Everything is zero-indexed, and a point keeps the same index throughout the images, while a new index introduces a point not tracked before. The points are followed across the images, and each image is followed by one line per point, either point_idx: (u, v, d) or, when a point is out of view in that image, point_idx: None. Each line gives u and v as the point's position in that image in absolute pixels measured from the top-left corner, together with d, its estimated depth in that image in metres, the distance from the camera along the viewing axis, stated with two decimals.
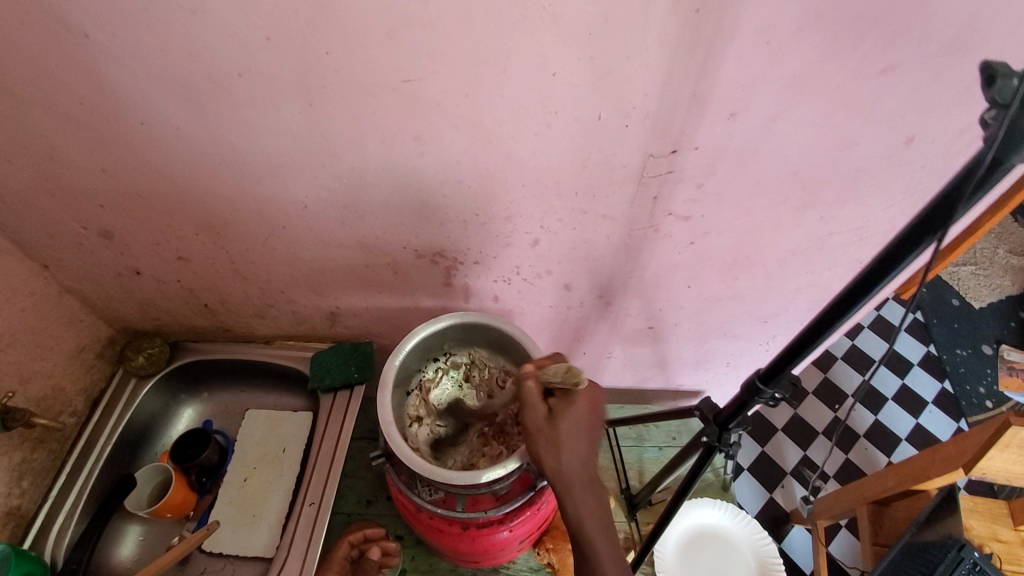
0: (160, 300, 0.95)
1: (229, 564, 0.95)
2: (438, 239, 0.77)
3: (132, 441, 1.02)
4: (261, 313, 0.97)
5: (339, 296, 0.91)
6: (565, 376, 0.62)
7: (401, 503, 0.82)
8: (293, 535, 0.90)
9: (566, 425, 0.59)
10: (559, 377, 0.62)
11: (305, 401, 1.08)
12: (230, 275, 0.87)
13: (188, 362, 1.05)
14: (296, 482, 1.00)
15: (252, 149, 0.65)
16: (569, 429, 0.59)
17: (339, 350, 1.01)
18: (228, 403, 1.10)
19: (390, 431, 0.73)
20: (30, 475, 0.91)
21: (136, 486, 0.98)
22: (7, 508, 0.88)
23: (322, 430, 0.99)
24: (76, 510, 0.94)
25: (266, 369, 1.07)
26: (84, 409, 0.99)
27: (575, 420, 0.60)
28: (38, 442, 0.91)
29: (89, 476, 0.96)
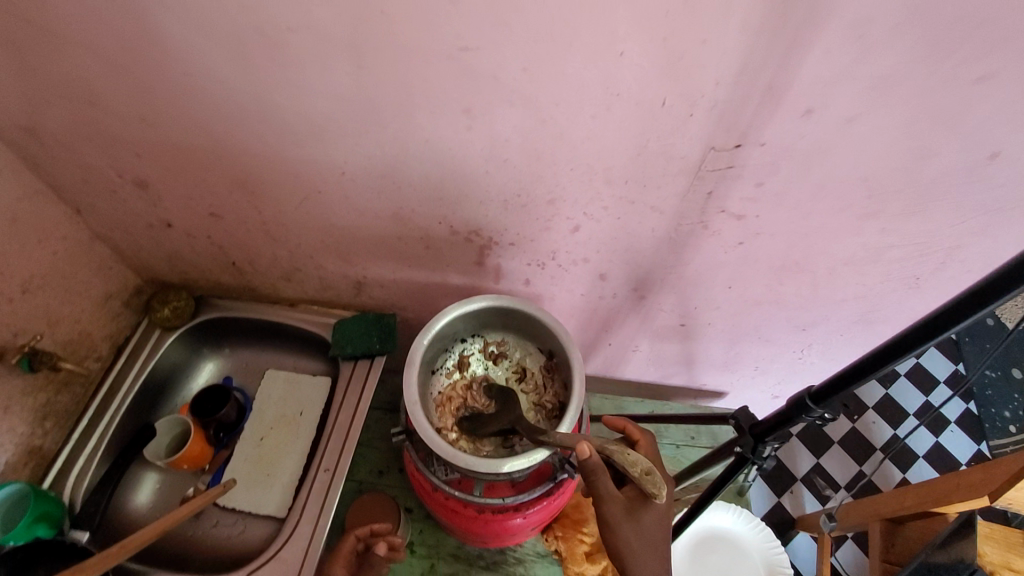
0: (189, 254, 0.94)
1: (241, 520, 0.96)
2: (476, 218, 0.74)
3: (152, 391, 1.03)
4: (288, 276, 0.96)
5: (367, 265, 0.89)
6: (643, 477, 0.56)
7: (416, 481, 0.82)
8: (305, 501, 0.90)
9: (649, 523, 0.57)
10: (638, 473, 0.56)
11: (324, 367, 1.08)
12: (260, 236, 0.86)
13: (211, 318, 1.05)
14: (310, 446, 1.01)
15: (295, 110, 0.62)
16: (652, 527, 0.57)
17: (362, 320, 1.00)
18: (249, 361, 1.11)
19: (415, 409, 0.71)
20: (52, 417, 0.92)
21: (154, 437, 0.99)
22: (29, 447, 0.88)
23: (340, 398, 0.98)
24: (96, 455, 0.95)
25: (287, 332, 1.06)
26: (108, 355, 1.00)
27: (655, 516, 0.57)
28: (62, 385, 0.92)
29: (110, 422, 0.97)
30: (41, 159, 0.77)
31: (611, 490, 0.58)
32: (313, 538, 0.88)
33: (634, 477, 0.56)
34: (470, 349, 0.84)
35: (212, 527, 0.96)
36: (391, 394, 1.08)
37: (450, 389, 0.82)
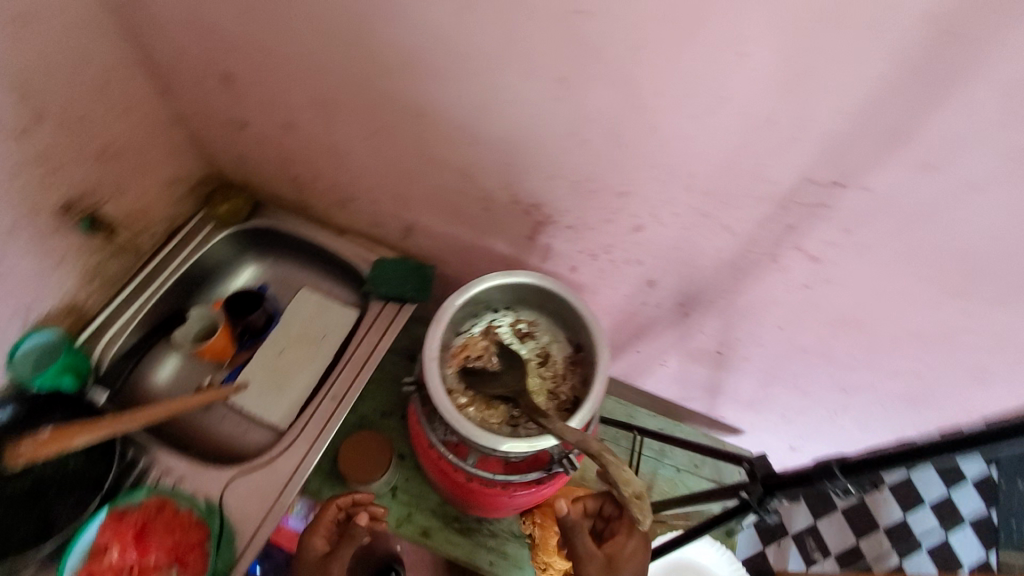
0: (256, 158, 0.95)
1: (245, 423, 1.00)
2: (540, 192, 0.72)
3: (193, 280, 1.05)
4: (343, 203, 0.97)
5: (421, 213, 0.88)
6: (633, 501, 0.54)
7: (414, 435, 0.82)
8: (307, 422, 0.91)
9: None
10: (629, 497, 0.54)
11: (355, 299, 1.09)
12: (327, 157, 0.86)
13: (262, 225, 1.07)
14: (324, 370, 1.01)
15: (391, 37, 0.61)
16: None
17: (401, 265, 1.00)
18: (286, 276, 1.12)
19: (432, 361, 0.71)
20: (99, 280, 0.94)
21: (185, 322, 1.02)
22: (72, 301, 0.91)
23: (362, 334, 1.00)
24: (129, 326, 0.97)
25: (329, 257, 1.07)
26: (162, 235, 1.03)
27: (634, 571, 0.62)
28: (114, 252, 0.94)
29: (149, 298, 0.99)
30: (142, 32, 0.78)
31: (590, 550, 0.62)
32: (306, 459, 0.88)
33: (624, 497, 0.54)
34: (503, 325, 0.83)
35: (217, 421, 1.00)
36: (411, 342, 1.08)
37: (474, 353, 0.79)
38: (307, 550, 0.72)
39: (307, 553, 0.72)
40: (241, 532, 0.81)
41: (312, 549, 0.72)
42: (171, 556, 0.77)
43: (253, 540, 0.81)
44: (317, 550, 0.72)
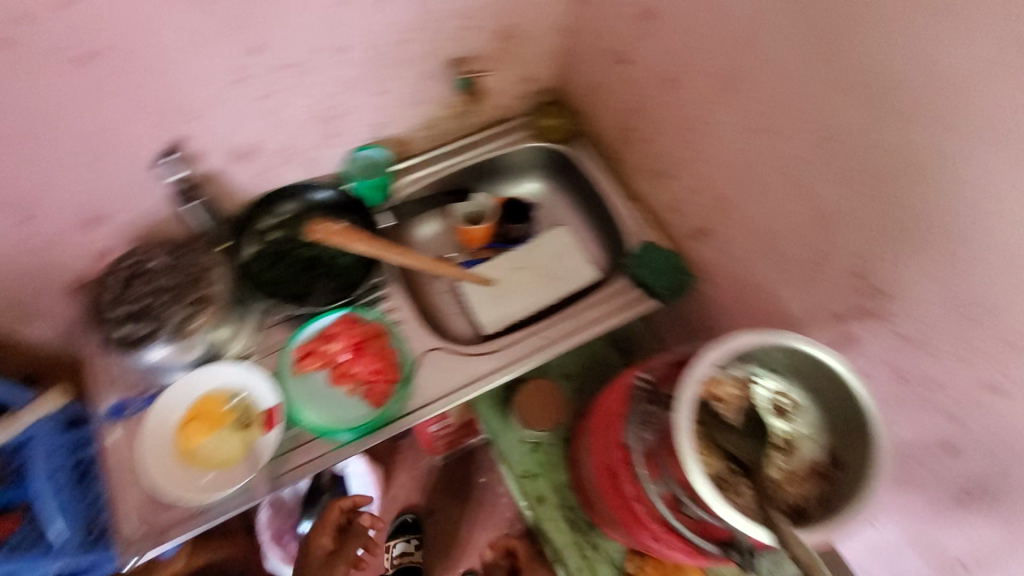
0: (610, 95, 0.96)
1: (457, 310, 1.06)
2: (900, 289, 0.60)
3: (486, 170, 1.11)
4: (658, 174, 0.94)
5: (734, 226, 0.82)
6: None
7: (602, 416, 0.76)
8: (513, 342, 0.92)
9: None
10: None
11: (603, 262, 1.09)
12: (684, 127, 0.83)
13: (566, 154, 1.09)
14: (542, 306, 1.03)
15: (876, 49, 0.53)
16: None
17: (667, 259, 0.95)
18: (555, 208, 1.15)
19: (689, 384, 0.58)
20: (430, 132, 1.03)
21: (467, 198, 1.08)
22: (405, 138, 1.00)
23: (597, 297, 0.97)
24: (426, 181, 1.06)
25: (605, 213, 1.07)
26: (487, 121, 1.09)
27: None
28: (455, 116, 1.02)
29: (452, 166, 1.07)
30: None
31: None
32: (495, 371, 0.89)
33: None
34: (762, 381, 0.66)
35: (437, 291, 1.08)
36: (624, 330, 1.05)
37: (718, 394, 0.63)
38: (314, 543, 0.89)
39: (314, 542, 0.89)
40: (417, 396, 0.86)
41: (318, 543, 0.89)
42: (363, 377, 0.85)
43: (420, 410, 0.85)
44: (322, 548, 0.89)
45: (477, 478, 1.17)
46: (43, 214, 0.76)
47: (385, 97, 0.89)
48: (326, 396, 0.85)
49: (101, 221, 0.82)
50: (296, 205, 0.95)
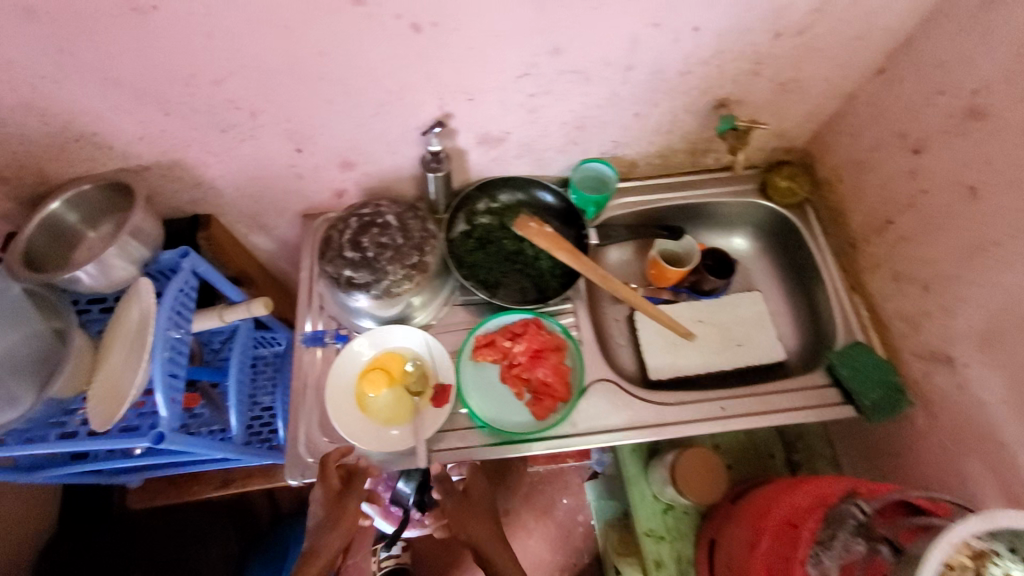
0: (873, 178, 0.87)
1: (625, 343, 1.05)
2: None
3: (699, 212, 1.07)
4: (899, 279, 0.85)
5: (989, 370, 0.71)
6: None
7: (786, 508, 0.71)
8: (687, 401, 0.87)
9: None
10: None
11: (795, 345, 1.02)
12: (963, 243, 0.73)
13: (791, 221, 1.02)
14: (714, 370, 0.99)
15: None
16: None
17: (884, 374, 0.84)
18: (756, 270, 1.09)
19: (936, 544, 0.50)
20: (659, 161, 1.00)
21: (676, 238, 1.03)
22: (634, 162, 0.99)
23: (787, 384, 0.89)
24: (636, 207, 1.03)
25: (814, 295, 1.00)
26: (719, 164, 1.04)
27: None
28: (689, 152, 0.99)
29: (666, 199, 1.04)
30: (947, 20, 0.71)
31: None
32: (663, 427, 0.84)
33: None
34: (1004, 567, 0.49)
35: (611, 318, 1.07)
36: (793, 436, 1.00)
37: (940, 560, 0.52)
38: (324, 487, 0.78)
39: (325, 489, 0.78)
40: (577, 422, 0.84)
41: (330, 486, 0.78)
42: (534, 386, 0.85)
43: (577, 438, 0.83)
44: (333, 491, 0.78)
45: None
46: (314, 148, 0.83)
47: (637, 120, 0.88)
48: (493, 390, 0.86)
49: (352, 165, 0.89)
50: (515, 198, 0.98)
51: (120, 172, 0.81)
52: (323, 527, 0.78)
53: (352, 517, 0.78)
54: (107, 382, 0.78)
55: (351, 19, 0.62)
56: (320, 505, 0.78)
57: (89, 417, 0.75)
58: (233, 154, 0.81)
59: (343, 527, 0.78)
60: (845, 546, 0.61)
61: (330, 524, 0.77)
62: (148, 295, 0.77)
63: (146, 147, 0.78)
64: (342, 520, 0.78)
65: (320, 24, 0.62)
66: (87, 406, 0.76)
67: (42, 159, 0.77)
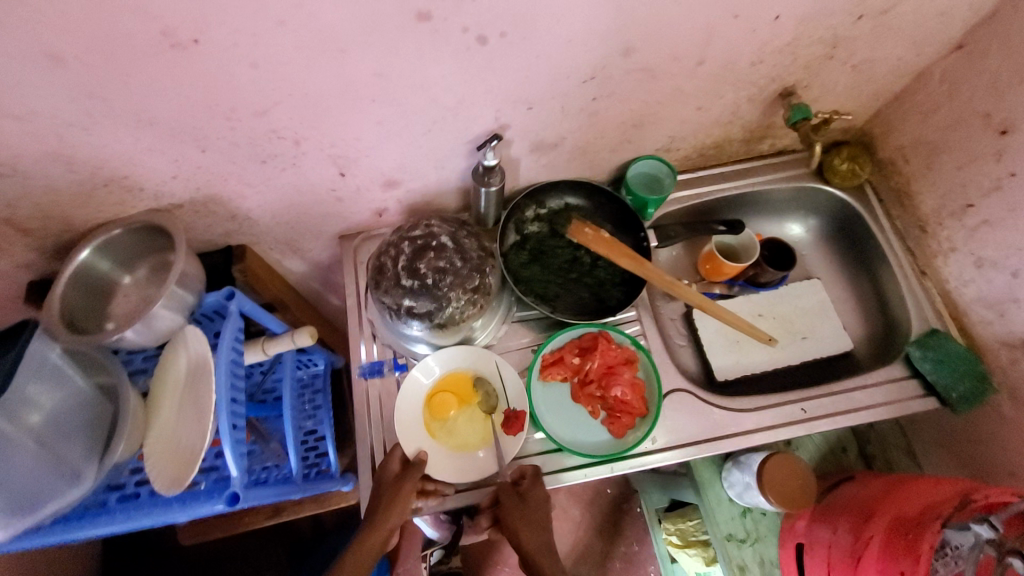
0: (947, 159, 0.83)
1: (683, 343, 0.99)
2: None
3: (752, 201, 1.02)
4: (979, 263, 0.81)
5: None
6: None
7: (892, 514, 0.69)
8: (766, 405, 0.85)
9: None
10: None
11: (859, 333, 0.99)
12: None
13: (850, 204, 0.98)
14: (781, 366, 0.95)
15: None
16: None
17: (966, 364, 0.81)
18: (811, 257, 1.05)
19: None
20: (711, 153, 0.95)
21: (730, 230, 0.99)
22: (686, 156, 0.94)
23: (866, 379, 0.87)
24: (688, 200, 0.98)
25: (879, 282, 0.97)
26: (771, 150, 0.99)
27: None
28: (743, 141, 0.94)
29: (719, 190, 0.99)
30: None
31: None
32: (744, 436, 0.83)
33: None
34: None
35: (667, 317, 1.00)
36: (865, 429, 0.99)
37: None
38: (384, 472, 0.76)
39: (384, 472, 0.76)
40: (657, 438, 0.82)
41: (389, 470, 0.76)
42: (610, 403, 0.81)
43: (659, 455, 0.81)
44: (393, 473, 0.75)
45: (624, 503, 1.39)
46: (358, 171, 0.77)
47: (697, 114, 0.82)
48: (567, 411, 0.83)
49: (396, 184, 0.82)
50: (564, 203, 0.93)
51: (150, 213, 0.74)
52: (375, 511, 0.73)
53: (406, 499, 0.72)
54: (163, 439, 0.72)
55: (412, 36, 0.57)
56: (380, 488, 0.75)
57: (151, 480, 0.69)
58: (272, 184, 0.75)
59: (397, 510, 0.72)
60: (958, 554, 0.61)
61: (382, 507, 0.72)
62: (199, 344, 0.72)
63: (178, 185, 0.71)
64: (395, 503, 0.72)
65: (379, 43, 0.57)
66: (145, 469, 0.70)
67: (66, 208, 0.70)
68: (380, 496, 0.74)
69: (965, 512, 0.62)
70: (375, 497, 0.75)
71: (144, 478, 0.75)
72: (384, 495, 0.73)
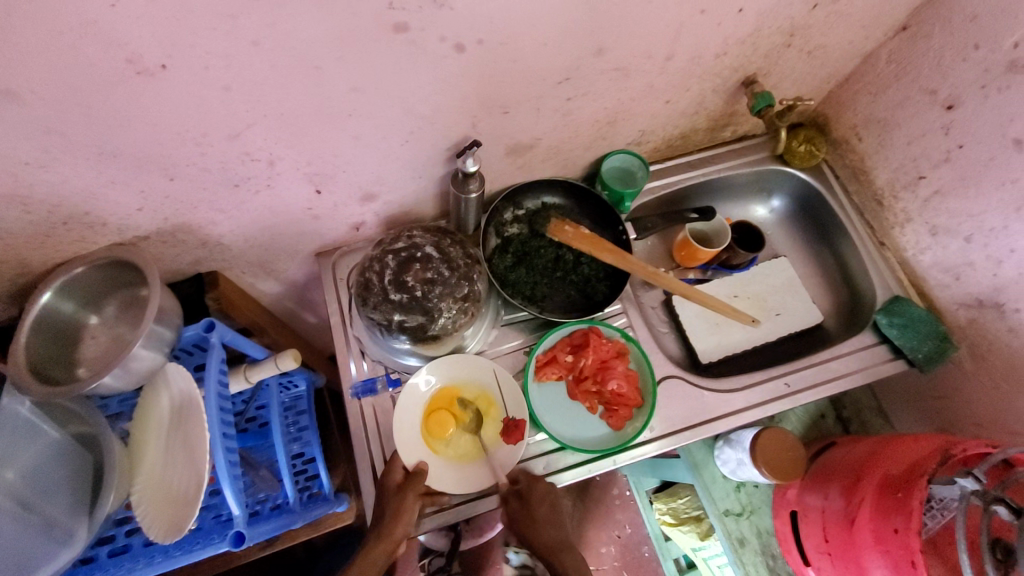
0: (897, 135, 0.88)
1: (666, 329, 1.01)
2: None
3: (719, 187, 1.05)
4: (934, 231, 0.87)
5: None
6: None
7: (882, 472, 0.73)
8: (753, 382, 0.88)
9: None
10: None
11: (827, 305, 1.04)
12: (1006, 194, 0.75)
13: (811, 183, 1.03)
14: (760, 343, 0.99)
15: None
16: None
17: (926, 327, 0.87)
18: (777, 236, 1.10)
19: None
20: (679, 142, 0.98)
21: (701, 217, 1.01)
22: (655, 148, 0.96)
23: (842, 349, 0.91)
24: (660, 190, 1.00)
25: (842, 255, 1.02)
26: (734, 136, 1.03)
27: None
28: (709, 130, 0.96)
29: (687, 178, 1.01)
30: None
31: None
32: (736, 414, 0.86)
33: None
34: None
35: (649, 305, 1.02)
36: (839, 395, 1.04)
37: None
38: (386, 481, 0.75)
39: (386, 481, 0.74)
40: (655, 426, 0.84)
41: (392, 479, 0.74)
42: (607, 397, 0.82)
43: (657, 443, 0.83)
44: (395, 483, 0.74)
45: (615, 491, 1.41)
46: (334, 187, 0.75)
47: (667, 107, 0.84)
48: (565, 408, 0.85)
49: (373, 197, 0.80)
50: (541, 202, 0.93)
51: (114, 248, 0.70)
52: (381, 523, 0.72)
53: (411, 510, 0.72)
54: (151, 484, 0.69)
55: (389, 48, 0.56)
56: (383, 496, 0.74)
57: (144, 528, 0.67)
58: (245, 208, 0.72)
59: (402, 521, 0.72)
60: (943, 505, 0.67)
61: (387, 519, 0.72)
62: (183, 381, 0.68)
63: (145, 217, 0.68)
64: (400, 514, 0.72)
65: (355, 58, 0.56)
66: (137, 518, 0.67)
67: (22, 250, 0.65)
68: (384, 507, 0.73)
69: (948, 466, 0.67)
70: (378, 507, 0.74)
71: (134, 527, 0.73)
72: (388, 506, 0.72)
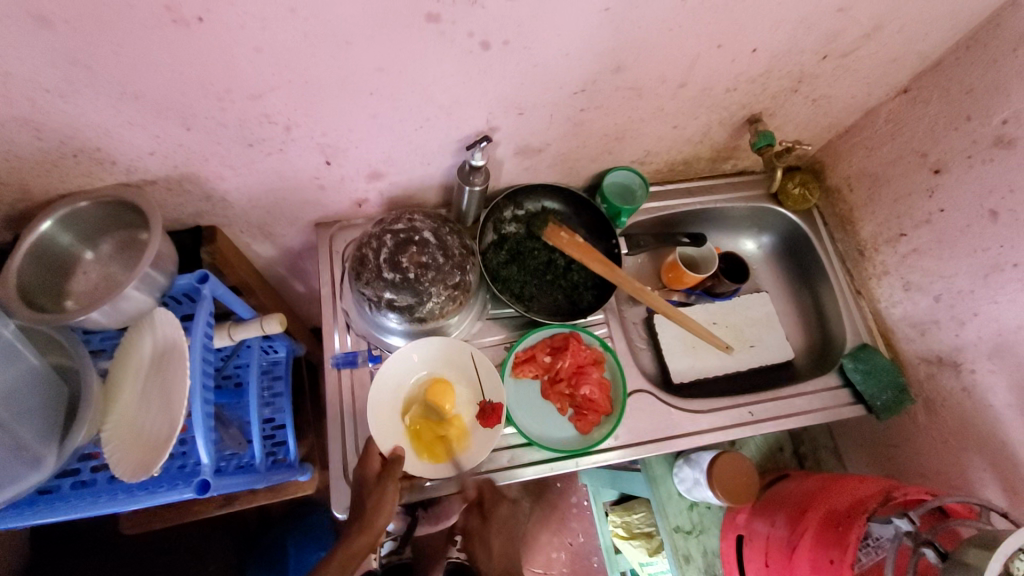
0: (886, 191, 0.93)
1: (645, 346, 1.04)
2: None
3: (713, 217, 1.09)
4: (909, 286, 0.91)
5: (987, 374, 0.79)
6: None
7: (827, 505, 0.77)
8: (721, 407, 0.92)
9: None
10: None
11: (800, 345, 1.08)
12: (978, 259, 0.79)
13: (800, 225, 1.07)
14: (732, 371, 1.02)
15: None
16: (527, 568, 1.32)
17: (889, 376, 0.91)
18: (762, 272, 1.13)
19: (992, 557, 0.56)
20: (681, 168, 1.01)
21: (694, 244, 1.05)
22: (658, 170, 1.00)
23: (807, 387, 0.95)
24: (657, 211, 1.03)
25: (821, 298, 1.06)
26: (734, 170, 1.06)
27: None
28: (711, 160, 1.00)
29: (684, 203, 1.05)
30: (968, 59, 0.78)
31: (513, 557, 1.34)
32: (699, 435, 0.89)
33: None
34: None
35: (630, 320, 1.05)
36: (799, 431, 1.07)
37: (972, 558, 0.59)
38: (365, 471, 0.75)
39: (365, 471, 0.75)
40: (620, 435, 0.87)
41: (371, 469, 0.75)
42: (579, 401, 0.85)
43: (619, 451, 0.86)
44: (375, 473, 0.75)
45: (573, 499, 1.44)
46: (344, 161, 0.77)
47: (674, 131, 0.87)
48: (537, 406, 0.87)
49: (380, 176, 0.82)
50: (542, 206, 0.96)
51: (119, 187, 0.71)
52: (361, 514, 0.71)
53: (392, 498, 0.71)
54: (123, 425, 0.70)
55: (418, 35, 0.58)
56: (363, 486, 0.74)
57: (111, 467, 0.68)
58: (255, 167, 0.73)
59: (384, 511, 0.71)
60: (878, 544, 0.70)
61: (368, 509, 0.71)
62: (170, 327, 0.69)
63: (154, 161, 0.69)
64: (383, 503, 0.71)
65: (385, 39, 0.58)
66: (106, 455, 0.68)
67: (28, 175, 0.66)
68: (365, 497, 0.72)
69: (887, 507, 0.70)
70: (358, 500, 0.73)
71: (101, 464, 0.74)
72: (370, 495, 0.72)
